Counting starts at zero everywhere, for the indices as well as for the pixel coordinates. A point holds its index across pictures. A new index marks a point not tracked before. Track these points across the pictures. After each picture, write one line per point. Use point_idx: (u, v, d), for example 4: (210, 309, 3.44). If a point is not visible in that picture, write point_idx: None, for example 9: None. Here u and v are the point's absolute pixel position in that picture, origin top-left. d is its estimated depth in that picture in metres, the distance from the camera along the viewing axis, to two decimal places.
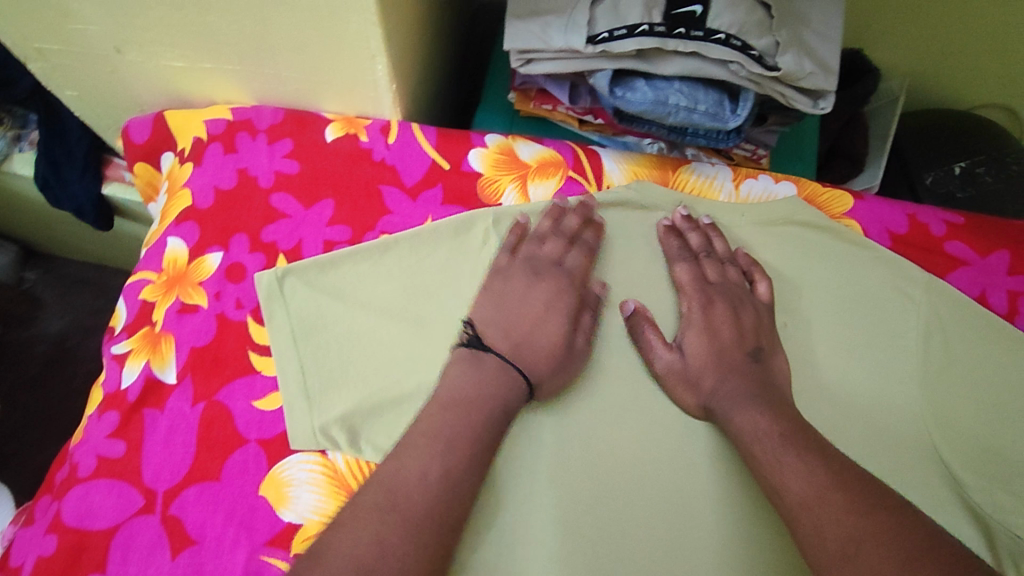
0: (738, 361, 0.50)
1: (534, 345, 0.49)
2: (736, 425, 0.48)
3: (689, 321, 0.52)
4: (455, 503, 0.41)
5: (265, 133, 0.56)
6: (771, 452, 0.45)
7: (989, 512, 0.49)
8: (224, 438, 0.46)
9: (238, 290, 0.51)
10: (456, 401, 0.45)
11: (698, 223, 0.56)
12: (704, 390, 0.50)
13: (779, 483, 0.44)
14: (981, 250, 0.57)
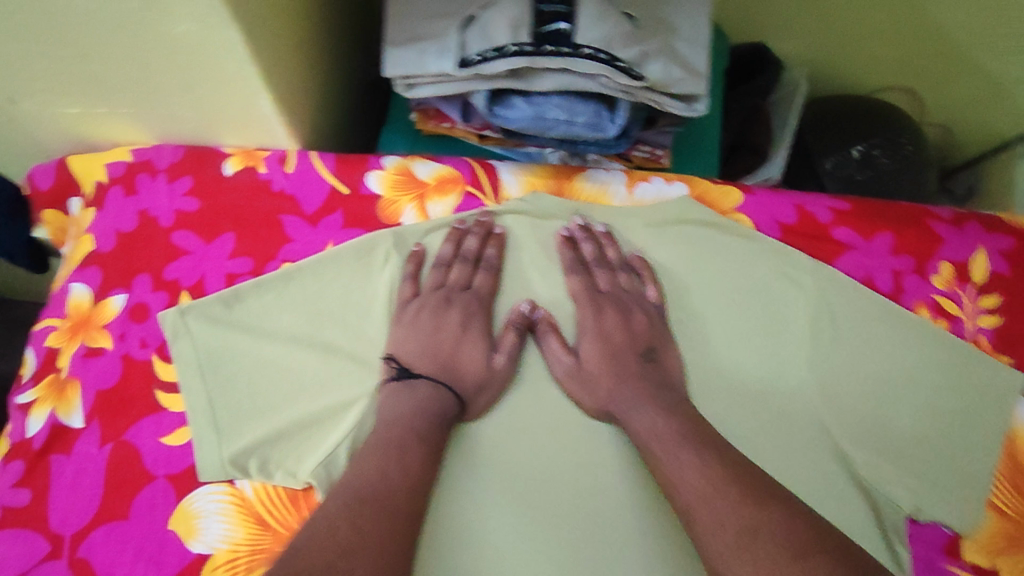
0: (631, 365, 0.53)
1: (458, 369, 0.53)
2: (636, 426, 0.50)
3: (585, 327, 0.55)
4: (415, 499, 0.45)
5: (164, 173, 0.58)
6: (667, 451, 0.47)
7: (873, 484, 0.54)
8: (133, 476, 0.49)
9: (142, 330, 0.53)
10: (392, 420, 0.49)
11: (593, 232, 0.59)
12: (600, 397, 0.52)
13: (674, 482, 0.46)
14: (867, 234, 0.61)
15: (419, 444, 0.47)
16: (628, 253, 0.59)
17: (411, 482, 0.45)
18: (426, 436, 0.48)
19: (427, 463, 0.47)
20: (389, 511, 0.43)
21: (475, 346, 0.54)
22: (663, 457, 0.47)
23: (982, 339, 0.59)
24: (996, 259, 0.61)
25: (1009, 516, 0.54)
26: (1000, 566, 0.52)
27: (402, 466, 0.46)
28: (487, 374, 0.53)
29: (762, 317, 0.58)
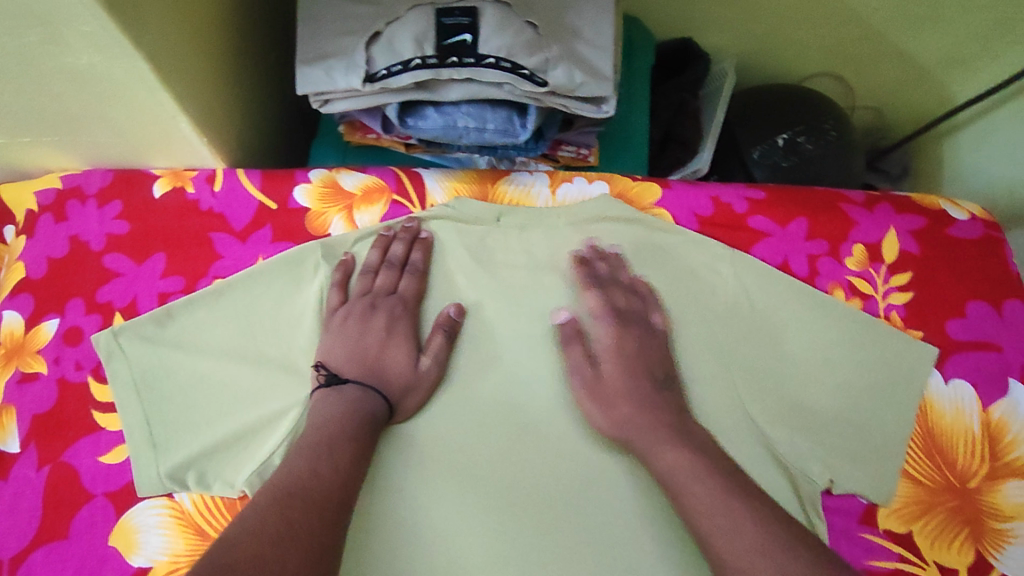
0: (648, 394, 0.54)
1: (387, 373, 0.54)
2: (658, 463, 0.50)
3: (604, 344, 0.56)
4: (348, 489, 0.46)
5: (94, 198, 0.59)
6: (697, 490, 0.46)
7: (790, 460, 0.56)
8: (72, 496, 0.51)
9: (77, 353, 0.55)
10: (317, 423, 0.49)
11: (603, 253, 0.61)
12: (615, 420, 0.54)
13: (702, 525, 0.45)
14: (782, 221, 0.63)
15: (350, 442, 0.48)
16: (636, 276, 0.60)
17: (341, 476, 0.46)
18: (357, 435, 0.49)
19: (357, 460, 0.48)
20: (317, 504, 0.43)
21: (402, 351, 0.55)
22: (688, 481, 0.47)
23: (893, 315, 0.61)
24: (905, 239, 0.63)
25: (920, 482, 0.56)
26: (912, 531, 0.55)
27: (332, 462, 0.46)
28: (414, 378, 0.54)
29: (683, 308, 0.60)
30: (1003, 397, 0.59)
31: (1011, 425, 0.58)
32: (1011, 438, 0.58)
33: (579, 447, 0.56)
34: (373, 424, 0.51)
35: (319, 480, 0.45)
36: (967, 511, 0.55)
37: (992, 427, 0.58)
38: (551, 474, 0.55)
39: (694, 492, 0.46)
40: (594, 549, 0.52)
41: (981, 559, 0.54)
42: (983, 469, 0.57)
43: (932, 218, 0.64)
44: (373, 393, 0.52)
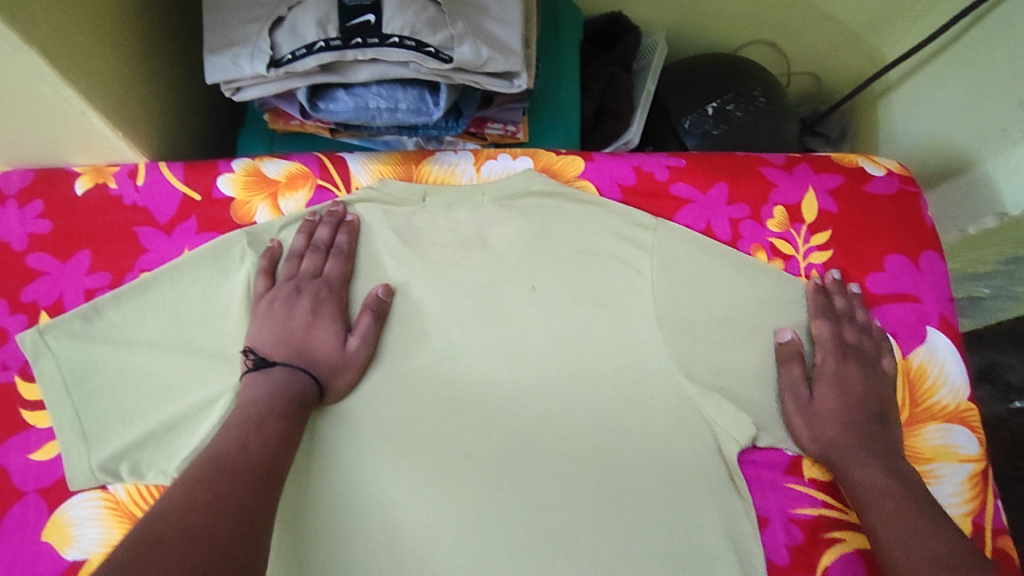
0: (864, 424, 0.56)
1: (316, 354, 0.55)
2: (857, 478, 0.53)
3: (822, 373, 0.58)
4: (279, 466, 0.46)
5: (15, 199, 0.59)
6: (887, 507, 0.51)
7: (712, 415, 0.57)
8: (2, 495, 0.51)
9: (3, 353, 0.55)
10: (248, 402, 0.49)
11: (847, 290, 0.61)
12: (818, 437, 0.56)
13: (885, 536, 0.50)
14: (703, 186, 0.65)
15: (276, 418, 0.49)
16: (869, 318, 0.61)
17: (270, 450, 0.46)
18: (281, 412, 0.49)
19: (286, 437, 0.48)
20: (246, 476, 0.43)
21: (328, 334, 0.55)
22: (884, 511, 0.51)
23: (813, 273, 0.63)
24: (824, 198, 0.65)
25: None
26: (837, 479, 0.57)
27: (262, 438, 0.46)
28: (338, 356, 0.55)
29: (607, 281, 0.61)
30: (921, 346, 0.61)
31: (929, 372, 0.60)
32: (929, 384, 0.60)
33: (510, 417, 0.57)
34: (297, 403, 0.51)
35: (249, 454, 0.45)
36: None
37: (911, 376, 0.60)
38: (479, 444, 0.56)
39: (889, 508, 0.51)
40: (528, 514, 0.54)
41: None
42: (903, 416, 0.59)
43: (850, 176, 0.66)
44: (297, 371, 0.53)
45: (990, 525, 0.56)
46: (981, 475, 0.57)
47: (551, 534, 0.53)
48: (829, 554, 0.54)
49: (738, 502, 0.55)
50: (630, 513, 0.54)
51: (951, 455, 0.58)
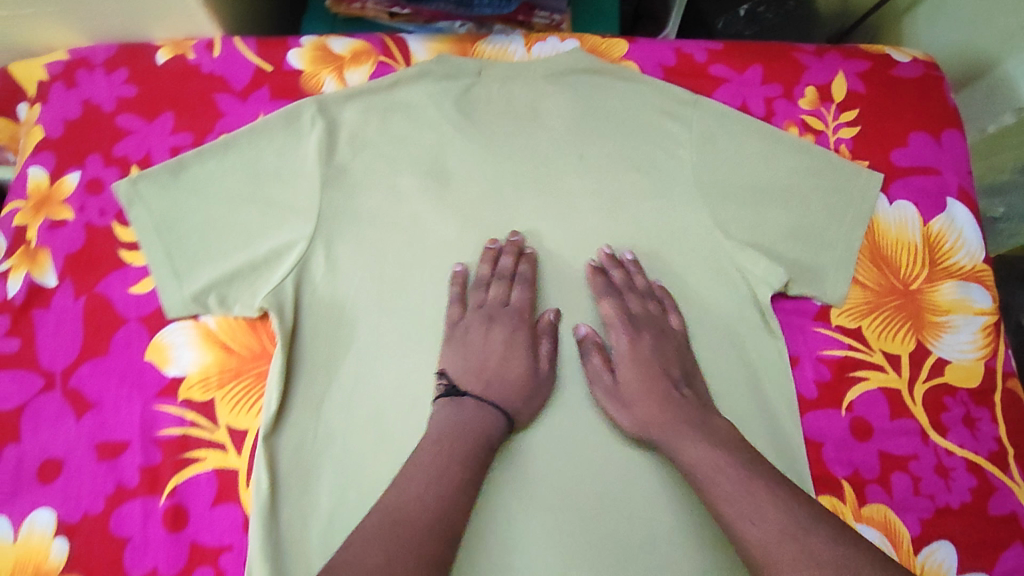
0: (665, 391, 0.56)
1: (505, 381, 0.56)
2: (686, 457, 0.52)
3: (619, 355, 0.59)
4: (453, 522, 0.48)
5: (101, 66, 0.64)
6: (722, 483, 0.49)
7: (751, 268, 0.62)
8: (108, 321, 0.58)
9: (99, 201, 0.61)
10: (444, 436, 0.52)
11: (622, 261, 0.62)
12: (638, 418, 0.56)
13: (730, 515, 0.47)
14: (740, 68, 0.69)
15: (469, 471, 0.51)
16: (824, 183, 0.65)
17: (445, 505, 0.48)
18: (468, 460, 0.51)
19: (464, 488, 0.50)
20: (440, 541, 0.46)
21: (520, 369, 0.57)
22: (723, 489, 0.49)
23: (842, 147, 0.67)
24: (853, 80, 0.69)
25: (870, 287, 0.63)
26: (862, 326, 0.62)
27: (439, 489, 0.49)
28: (530, 390, 0.57)
29: (651, 153, 0.65)
30: (942, 213, 0.65)
31: (949, 236, 0.65)
32: (949, 247, 0.64)
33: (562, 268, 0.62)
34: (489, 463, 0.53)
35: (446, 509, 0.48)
36: (909, 308, 0.62)
37: (932, 239, 0.65)
38: (540, 295, 0.62)
39: (721, 483, 0.49)
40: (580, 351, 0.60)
41: (921, 346, 0.61)
42: (924, 274, 0.64)
43: (878, 62, 0.70)
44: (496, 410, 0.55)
45: (1001, 369, 0.61)
46: (993, 327, 0.62)
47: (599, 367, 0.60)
48: (853, 390, 0.60)
49: (771, 343, 0.61)
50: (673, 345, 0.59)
51: (966, 308, 0.62)
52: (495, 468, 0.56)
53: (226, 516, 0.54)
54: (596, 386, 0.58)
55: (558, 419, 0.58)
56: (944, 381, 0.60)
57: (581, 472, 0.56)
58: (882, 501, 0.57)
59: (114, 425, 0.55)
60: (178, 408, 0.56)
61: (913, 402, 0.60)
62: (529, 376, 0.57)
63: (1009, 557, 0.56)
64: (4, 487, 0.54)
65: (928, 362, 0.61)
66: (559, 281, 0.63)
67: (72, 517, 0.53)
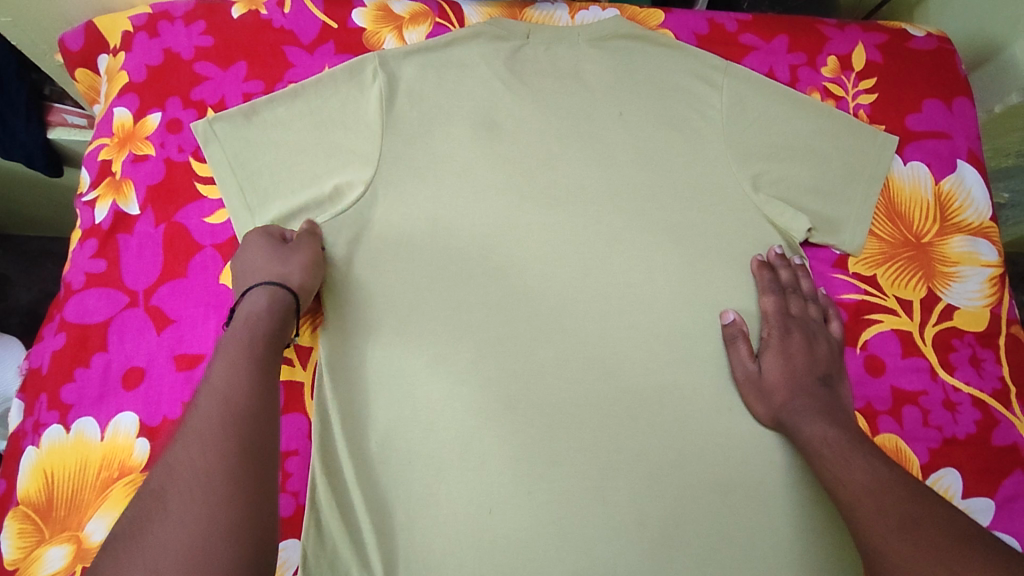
0: (808, 386, 0.60)
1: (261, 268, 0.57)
2: (805, 433, 0.56)
3: (768, 344, 0.63)
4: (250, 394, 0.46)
5: (181, 19, 0.70)
6: (824, 453, 0.54)
7: (775, 217, 0.67)
8: (186, 246, 0.63)
9: (179, 139, 0.66)
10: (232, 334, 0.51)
11: (791, 261, 0.66)
12: (773, 405, 0.60)
13: (829, 476, 0.52)
14: (767, 37, 0.75)
15: (251, 355, 0.49)
16: (844, 143, 0.70)
17: (236, 379, 0.47)
18: (250, 343, 0.50)
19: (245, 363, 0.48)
20: (250, 423, 0.45)
21: (264, 246, 0.58)
22: (828, 460, 0.53)
23: (860, 113, 0.72)
24: (872, 51, 0.75)
25: (885, 239, 0.68)
26: (876, 273, 0.67)
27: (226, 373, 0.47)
28: (279, 253, 0.57)
29: (683, 113, 0.70)
30: (951, 174, 0.71)
31: (958, 195, 0.70)
32: (958, 205, 0.70)
33: (603, 212, 0.67)
34: (266, 344, 0.51)
35: (240, 394, 0.46)
36: (920, 259, 0.67)
37: (942, 197, 0.70)
38: (580, 238, 0.66)
39: (828, 456, 0.53)
40: (618, 287, 0.65)
41: (931, 293, 0.66)
42: (933, 228, 0.69)
43: (894, 35, 0.76)
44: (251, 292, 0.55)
45: (1005, 315, 0.66)
46: (998, 278, 0.67)
47: (635, 302, 0.64)
48: (868, 331, 0.65)
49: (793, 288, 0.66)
50: (700, 286, 0.65)
51: (973, 260, 0.68)
52: (539, 387, 0.61)
53: (295, 423, 0.61)
54: (739, 367, 0.62)
55: (596, 349, 0.63)
56: (953, 325, 0.65)
57: (616, 397, 0.61)
58: (894, 431, 0.62)
59: (191, 339, 0.60)
60: None
61: (925, 344, 0.64)
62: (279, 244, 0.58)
63: (1012, 484, 0.60)
64: (93, 390, 0.58)
65: (938, 308, 0.66)
66: (594, 230, 0.66)
67: (152, 421, 0.58)
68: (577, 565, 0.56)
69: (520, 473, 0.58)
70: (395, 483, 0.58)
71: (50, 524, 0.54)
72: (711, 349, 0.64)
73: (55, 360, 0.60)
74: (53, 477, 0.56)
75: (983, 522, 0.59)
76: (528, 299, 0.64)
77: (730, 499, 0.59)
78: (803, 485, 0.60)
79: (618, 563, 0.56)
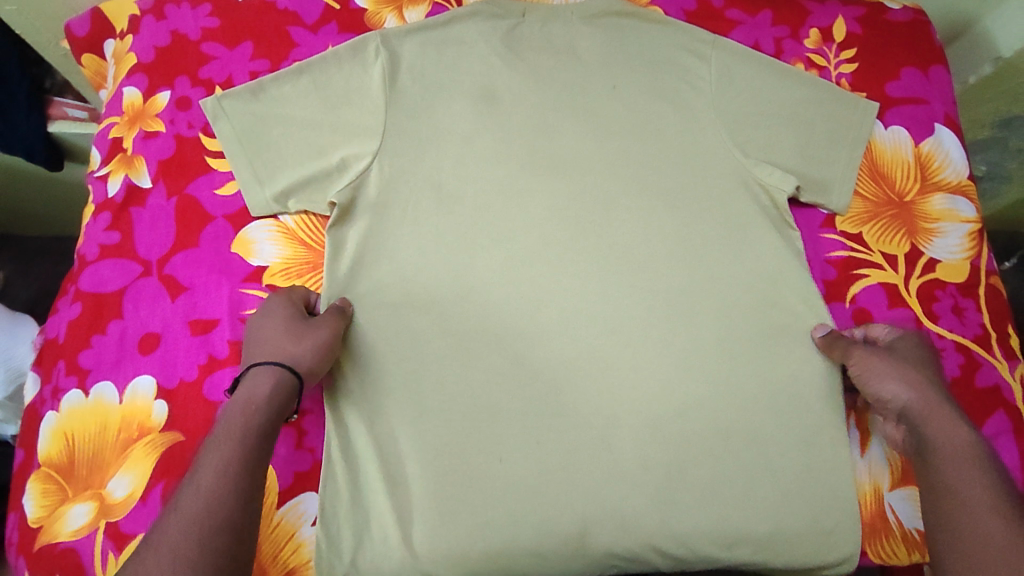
0: (940, 388, 0.57)
1: (284, 339, 0.56)
2: (942, 435, 0.54)
3: (895, 343, 0.61)
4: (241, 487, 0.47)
5: (187, 2, 0.72)
6: (977, 474, 0.51)
7: (766, 180, 0.70)
8: (197, 217, 0.65)
9: (188, 115, 0.68)
10: (240, 402, 0.52)
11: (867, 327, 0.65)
12: (903, 388, 0.57)
13: (977, 501, 0.49)
14: (752, 12, 0.78)
15: (248, 438, 0.50)
16: (827, 109, 0.73)
17: (229, 470, 0.48)
18: (253, 426, 0.51)
19: (242, 449, 0.49)
20: (229, 533, 0.45)
21: (287, 315, 0.58)
22: (977, 478, 0.50)
23: (843, 81, 0.76)
24: (851, 24, 0.78)
25: (870, 199, 0.71)
26: (863, 231, 0.70)
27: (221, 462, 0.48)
28: (299, 329, 0.57)
29: (674, 84, 0.73)
30: (931, 137, 0.74)
31: (938, 156, 0.73)
32: (937, 166, 0.73)
33: (599, 180, 0.69)
34: (263, 433, 0.51)
35: (221, 502, 0.46)
36: (903, 217, 0.71)
37: (923, 158, 0.73)
38: (580, 203, 0.69)
39: (977, 475, 0.51)
40: (617, 250, 0.67)
41: (915, 248, 0.69)
42: (915, 188, 0.72)
43: (872, 9, 0.80)
44: (259, 367, 0.55)
45: (984, 267, 0.70)
46: (976, 233, 0.71)
47: (633, 263, 0.67)
48: (856, 285, 0.68)
49: (786, 245, 0.68)
50: (696, 246, 0.68)
51: (953, 217, 0.71)
52: (543, 345, 0.63)
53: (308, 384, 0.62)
54: (857, 350, 0.60)
55: (598, 307, 0.65)
56: (935, 277, 0.68)
57: (619, 351, 0.64)
58: None
59: (206, 305, 0.62)
60: (262, 291, 0.63)
61: (909, 295, 0.67)
62: (297, 320, 0.58)
63: (996, 422, 0.63)
64: (111, 355, 0.60)
65: (921, 262, 0.69)
66: (591, 196, 0.69)
67: (169, 383, 0.59)
68: (585, 510, 0.57)
69: (528, 425, 0.60)
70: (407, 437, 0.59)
71: (73, 483, 0.56)
72: (710, 305, 0.66)
73: (72, 328, 0.61)
74: (74, 438, 0.57)
75: None
76: (532, 261, 0.66)
77: (731, 444, 0.61)
78: (801, 427, 0.62)
79: (627, 507, 0.58)
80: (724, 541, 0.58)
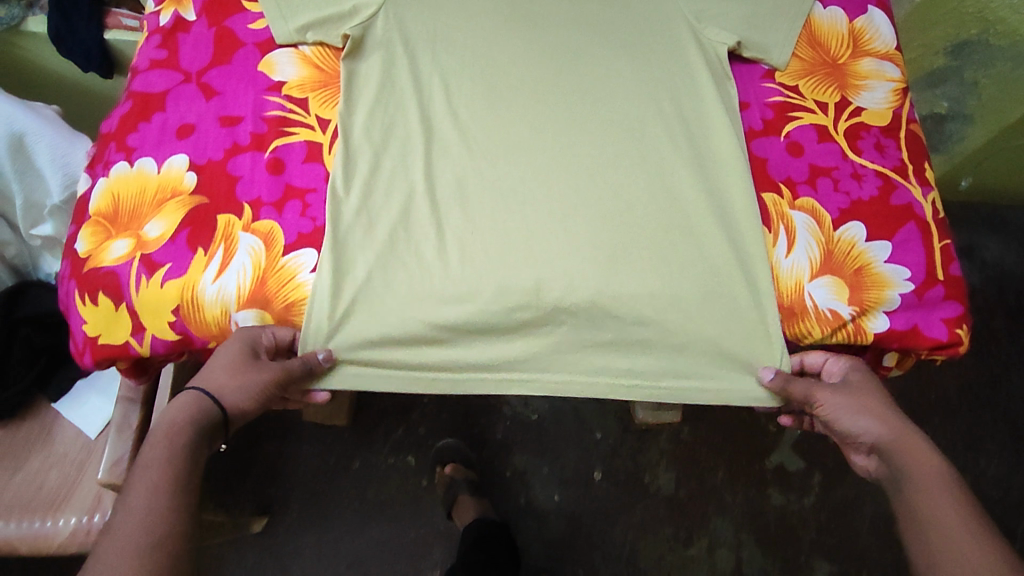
0: (901, 419, 0.66)
1: (224, 375, 0.62)
2: (912, 463, 0.63)
3: (853, 380, 0.69)
4: (175, 499, 0.55)
5: None
6: (938, 492, 0.60)
7: (714, 41, 0.81)
8: (232, 43, 0.77)
9: None
10: (171, 425, 0.60)
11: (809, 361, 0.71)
12: (875, 425, 0.66)
13: (946, 519, 0.58)
14: None
15: (177, 457, 0.58)
16: None
17: (154, 489, 0.55)
18: (181, 442, 0.59)
19: (182, 466, 0.58)
20: (164, 538, 0.53)
21: (237, 350, 0.62)
22: (944, 498, 0.60)
23: None
24: None
25: (808, 61, 0.82)
26: (799, 84, 0.81)
27: (151, 480, 0.56)
28: (238, 366, 0.62)
29: None
30: (863, 15, 0.85)
31: (869, 30, 0.85)
32: (868, 38, 0.84)
33: (572, 37, 0.81)
34: (187, 450, 0.59)
35: (157, 515, 0.54)
36: (835, 75, 0.81)
37: (856, 31, 0.84)
38: (555, 53, 0.80)
39: (943, 495, 0.60)
40: (584, 88, 0.78)
41: (845, 99, 0.80)
42: (847, 54, 0.83)
43: None
44: (188, 393, 0.63)
45: (905, 116, 0.80)
46: (901, 90, 0.81)
47: (596, 100, 0.78)
48: (790, 124, 0.78)
49: (729, 90, 0.79)
50: (649, 90, 0.78)
51: (880, 76, 0.82)
52: (516, 155, 0.74)
53: (314, 170, 0.71)
54: (819, 390, 0.68)
55: (564, 128, 0.76)
56: (861, 120, 0.79)
57: (580, 161, 0.74)
58: (811, 197, 0.74)
59: (233, 106, 0.74)
60: (280, 99, 0.75)
61: (837, 133, 0.78)
62: (246, 359, 0.62)
63: (906, 230, 0.72)
64: (153, 137, 0.72)
65: (849, 109, 0.79)
66: (564, 49, 0.80)
67: (199, 160, 0.71)
68: (539, 272, 0.69)
69: (499, 211, 0.71)
70: (396, 214, 0.70)
71: (117, 226, 0.68)
72: (660, 133, 0.76)
73: (122, 118, 0.74)
74: (119, 197, 0.69)
75: (880, 258, 0.71)
76: (511, 91, 0.77)
77: (671, 235, 0.71)
78: (732, 228, 0.72)
79: (576, 268, 0.69)
80: (657, 304, 0.69)
